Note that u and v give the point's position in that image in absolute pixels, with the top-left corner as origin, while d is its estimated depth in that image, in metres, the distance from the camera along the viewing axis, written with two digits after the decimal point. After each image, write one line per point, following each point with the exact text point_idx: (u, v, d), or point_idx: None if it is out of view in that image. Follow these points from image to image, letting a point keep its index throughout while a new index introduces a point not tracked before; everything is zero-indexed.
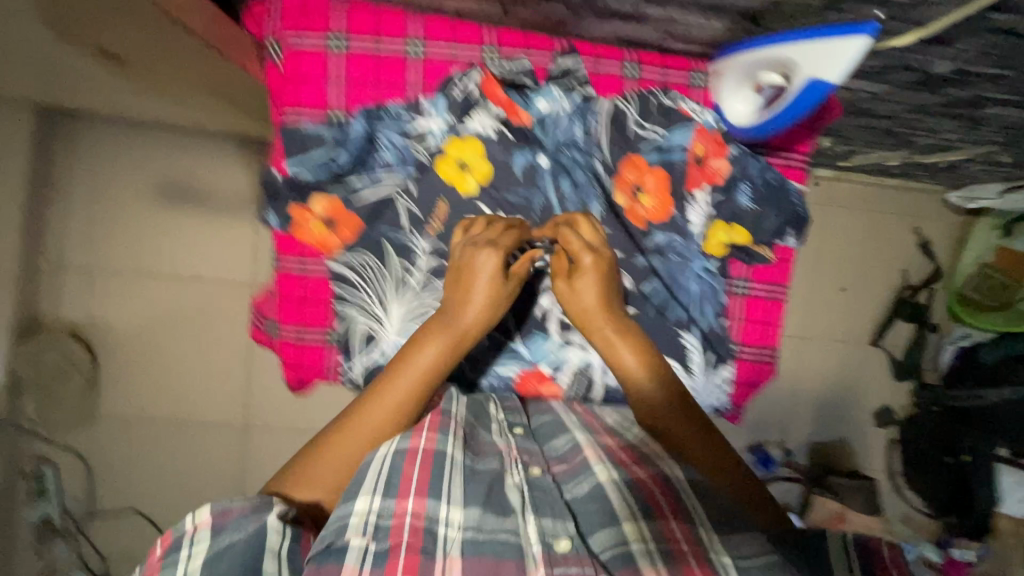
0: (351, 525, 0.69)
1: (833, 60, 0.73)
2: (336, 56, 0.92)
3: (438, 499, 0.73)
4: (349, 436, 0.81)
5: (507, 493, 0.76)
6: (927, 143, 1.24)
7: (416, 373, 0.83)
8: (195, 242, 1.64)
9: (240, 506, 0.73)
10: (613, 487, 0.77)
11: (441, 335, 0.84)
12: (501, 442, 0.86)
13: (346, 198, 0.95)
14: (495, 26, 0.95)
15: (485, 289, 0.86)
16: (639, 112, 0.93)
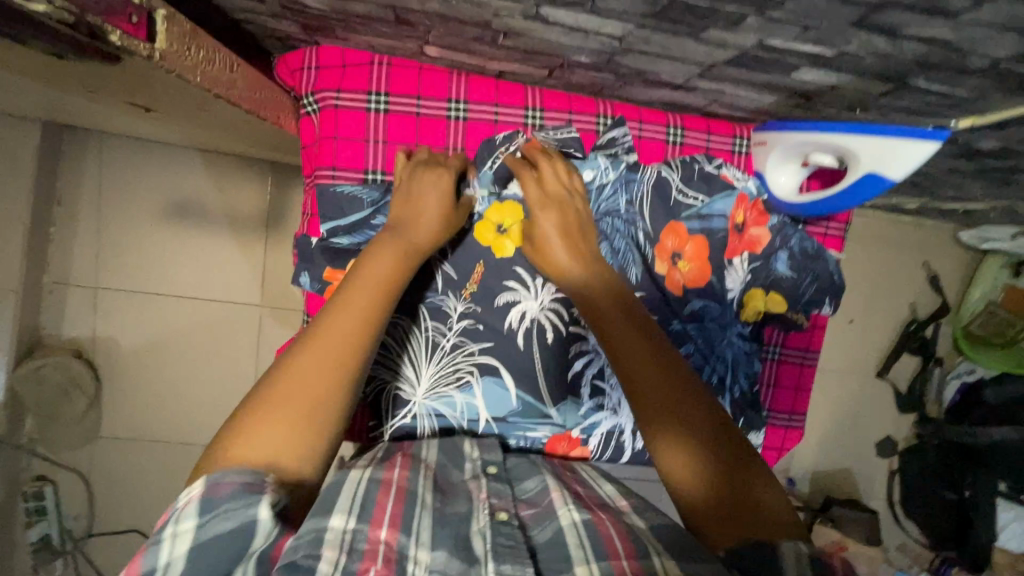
0: (324, 540, 0.46)
1: (894, 165, 0.65)
2: (375, 116, 0.76)
3: (408, 534, 0.51)
4: (298, 383, 0.54)
5: (471, 541, 0.54)
6: (953, 194, 1.23)
7: (365, 285, 0.61)
8: (201, 261, 1.57)
9: (234, 482, 0.47)
10: (575, 532, 0.54)
11: (390, 245, 0.66)
12: (472, 483, 0.64)
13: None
14: (539, 88, 0.81)
15: (440, 211, 0.71)
16: (681, 178, 0.81)
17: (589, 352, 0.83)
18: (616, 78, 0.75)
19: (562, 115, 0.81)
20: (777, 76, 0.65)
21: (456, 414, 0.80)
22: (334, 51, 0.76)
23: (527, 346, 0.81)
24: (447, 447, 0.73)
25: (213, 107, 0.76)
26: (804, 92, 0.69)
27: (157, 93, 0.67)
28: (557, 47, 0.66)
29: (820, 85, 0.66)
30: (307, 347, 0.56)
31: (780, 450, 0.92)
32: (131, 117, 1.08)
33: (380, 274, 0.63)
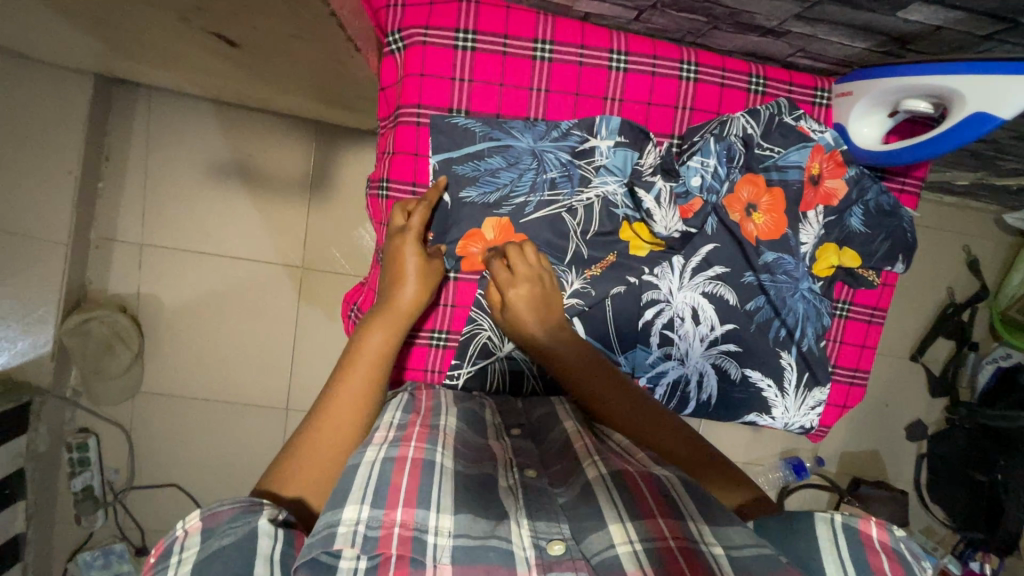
0: (337, 536, 0.47)
1: (997, 103, 0.62)
2: (461, 53, 0.76)
3: (427, 506, 0.52)
4: (317, 450, 0.59)
5: (498, 499, 0.57)
6: (1012, 165, 1.22)
7: (362, 363, 0.67)
8: (244, 223, 1.57)
9: (231, 507, 0.50)
10: (607, 487, 0.57)
11: (380, 319, 0.70)
12: (496, 447, 0.67)
13: (516, 220, 0.78)
14: (622, 32, 0.80)
15: (421, 272, 0.73)
16: (761, 131, 0.80)
17: (660, 302, 0.83)
18: (706, 21, 0.74)
19: (647, 60, 0.79)
20: (882, 15, 0.65)
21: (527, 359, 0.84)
22: None
23: (600, 292, 0.81)
24: (467, 415, 0.73)
25: (299, 46, 0.76)
26: (903, 35, 0.69)
27: (253, 19, 0.67)
28: None
29: (924, 27, 0.66)
30: (315, 423, 0.61)
31: (843, 407, 0.93)
32: (191, 67, 1.09)
33: (372, 354, 0.67)
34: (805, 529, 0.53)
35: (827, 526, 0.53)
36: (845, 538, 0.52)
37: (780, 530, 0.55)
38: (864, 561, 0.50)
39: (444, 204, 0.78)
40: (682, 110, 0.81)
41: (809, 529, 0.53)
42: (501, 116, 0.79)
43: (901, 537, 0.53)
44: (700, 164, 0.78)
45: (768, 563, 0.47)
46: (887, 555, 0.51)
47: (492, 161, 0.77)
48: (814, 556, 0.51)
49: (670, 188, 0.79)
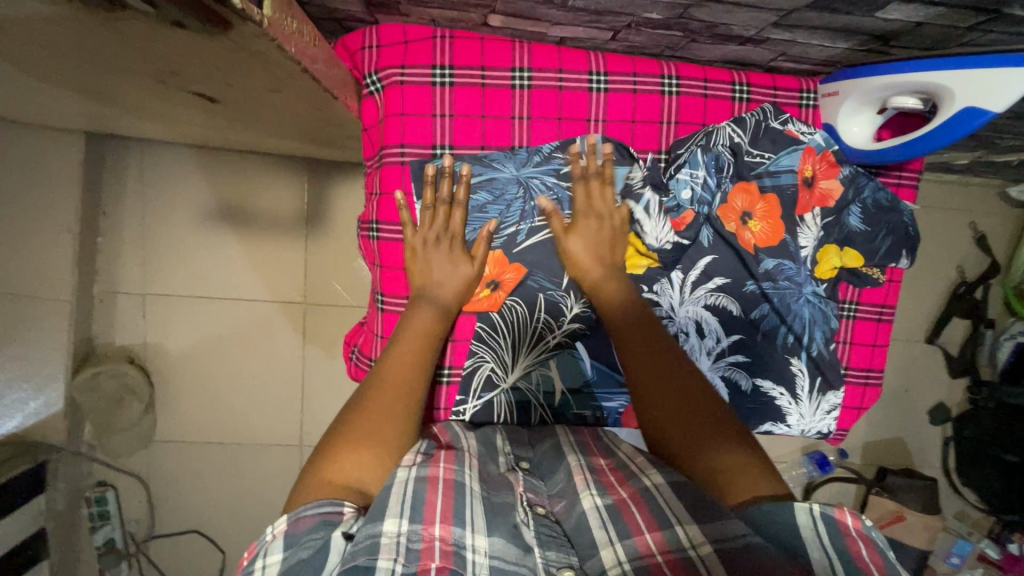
0: (380, 545, 0.46)
1: (992, 96, 0.61)
2: (439, 89, 0.75)
3: (463, 525, 0.52)
4: (372, 422, 0.60)
5: (521, 530, 0.54)
6: (1009, 143, 1.20)
7: (411, 338, 0.70)
8: (245, 264, 1.58)
9: (313, 514, 0.50)
10: (598, 516, 0.55)
11: (424, 307, 0.73)
12: (510, 478, 0.65)
13: (509, 251, 0.79)
14: (600, 52, 0.79)
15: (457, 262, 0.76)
16: (749, 138, 0.79)
17: (662, 319, 0.82)
18: (683, 35, 0.73)
19: (627, 78, 0.78)
20: (860, 16, 0.64)
21: (532, 388, 0.83)
22: (396, 29, 0.75)
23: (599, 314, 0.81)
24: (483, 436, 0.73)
25: (278, 97, 0.76)
26: (883, 34, 0.68)
27: (230, 78, 0.67)
28: (629, 5, 0.66)
29: (903, 24, 0.65)
30: (367, 399, 0.63)
31: (861, 409, 0.91)
32: (179, 120, 1.10)
33: (414, 336, 0.70)
34: (785, 521, 0.51)
35: (807, 516, 0.51)
36: (827, 527, 0.50)
37: (758, 514, 0.52)
38: (849, 552, 0.48)
39: None
40: (667, 125, 0.80)
41: (790, 521, 0.51)
42: (485, 148, 0.78)
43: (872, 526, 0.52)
44: (689, 176, 0.77)
45: (761, 553, 0.46)
46: (864, 542, 0.49)
47: (479, 197, 0.77)
48: (796, 543, 0.49)
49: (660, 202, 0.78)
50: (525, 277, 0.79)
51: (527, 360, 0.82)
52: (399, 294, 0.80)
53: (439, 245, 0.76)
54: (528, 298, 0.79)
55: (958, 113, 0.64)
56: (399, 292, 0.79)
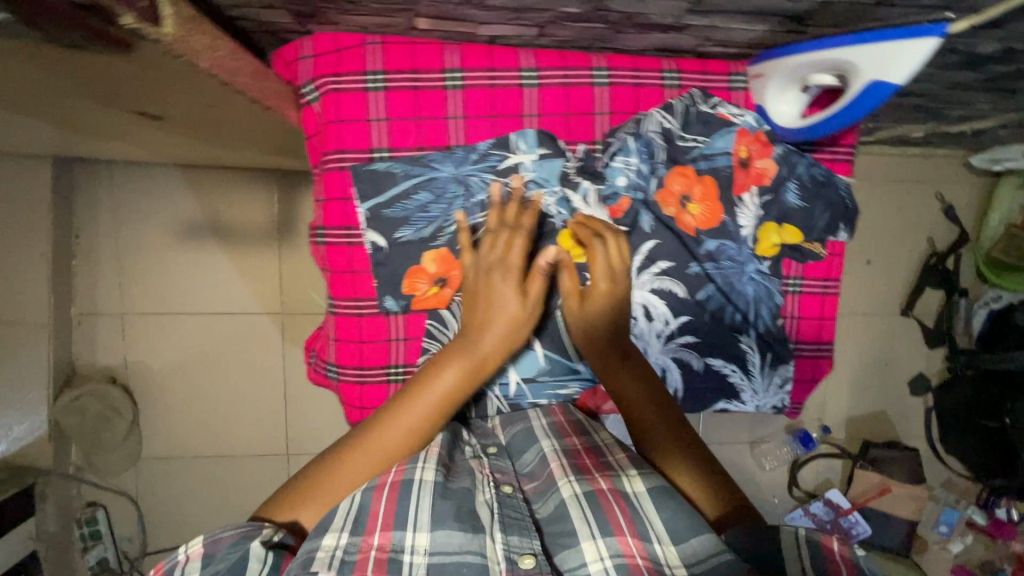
0: (315, 560, 0.52)
1: (894, 69, 0.61)
2: (373, 95, 0.77)
3: (403, 527, 0.56)
4: (355, 467, 0.62)
5: (476, 513, 0.59)
6: (958, 113, 1.21)
7: (425, 402, 0.65)
8: (218, 279, 1.59)
9: (231, 533, 0.56)
10: (577, 504, 0.60)
11: (457, 362, 0.67)
12: (473, 463, 0.69)
13: (453, 248, 0.81)
14: (532, 48, 0.80)
15: (505, 312, 0.70)
16: (680, 124, 0.81)
17: None
18: (607, 27, 0.75)
19: (558, 72, 0.80)
20: None
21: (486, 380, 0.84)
22: (327, 38, 0.77)
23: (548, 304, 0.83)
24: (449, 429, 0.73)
25: (216, 111, 0.78)
26: (795, 15, 0.69)
27: (164, 97, 0.69)
28: (546, 1, 0.67)
29: (811, 4, 0.66)
30: (363, 446, 0.63)
31: (813, 381, 0.92)
32: (135, 140, 1.11)
33: (438, 394, 0.65)
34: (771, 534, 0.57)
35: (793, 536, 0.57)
36: (810, 548, 0.56)
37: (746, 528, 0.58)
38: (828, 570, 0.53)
39: (382, 248, 0.80)
40: (602, 116, 0.81)
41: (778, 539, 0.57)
42: (422, 150, 0.79)
43: (862, 554, 0.57)
44: (623, 163, 0.80)
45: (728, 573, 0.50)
46: (847, 563, 0.55)
47: (420, 197, 0.79)
48: (778, 550, 0.55)
49: (592, 188, 0.80)
50: None
51: None
52: (348, 297, 0.81)
53: (490, 273, 0.72)
54: None
55: (864, 87, 0.65)
56: (348, 296, 0.81)
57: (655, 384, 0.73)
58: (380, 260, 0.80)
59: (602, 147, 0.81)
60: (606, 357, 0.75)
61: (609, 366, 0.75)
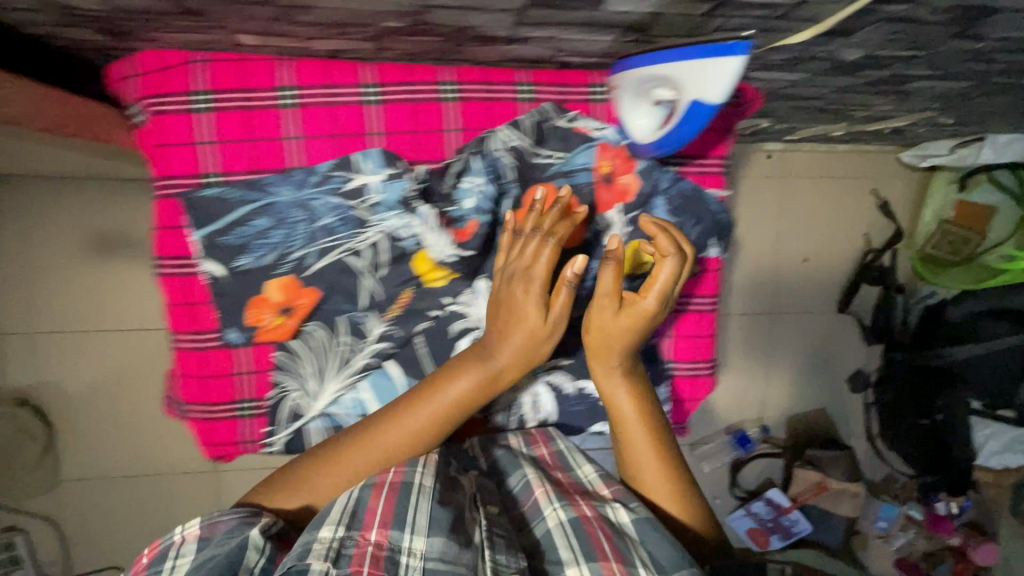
0: (311, 552, 0.55)
1: (711, 89, 0.61)
2: (201, 116, 0.73)
3: (402, 528, 0.59)
4: (361, 461, 0.69)
5: (468, 528, 0.62)
6: (865, 114, 1.18)
7: (430, 410, 0.70)
8: (64, 292, 1.35)
9: (229, 520, 0.61)
10: (562, 532, 0.63)
11: (466, 372, 0.71)
12: (461, 479, 0.71)
13: (298, 275, 0.77)
14: (375, 62, 0.76)
15: (523, 323, 0.71)
16: (531, 141, 0.77)
17: (473, 329, 0.81)
18: (444, 40, 0.70)
19: (402, 88, 0.75)
20: (591, 11, 0.61)
21: (343, 413, 0.81)
22: (152, 54, 0.72)
23: (405, 331, 0.80)
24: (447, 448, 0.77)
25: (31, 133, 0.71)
26: (633, 25, 0.65)
27: None
28: (359, 15, 0.62)
29: (642, 15, 0.62)
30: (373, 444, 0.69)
31: (693, 402, 0.90)
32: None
33: (449, 401, 0.70)
34: None
35: None
36: None
37: None
38: None
39: (221, 277, 0.75)
40: (452, 132, 0.77)
41: None
42: (257, 172, 0.75)
43: None
44: (470, 184, 0.76)
45: None
46: None
47: (258, 223, 0.75)
48: None
49: (433, 212, 0.75)
50: (321, 301, 0.78)
51: (335, 385, 0.80)
52: (188, 331, 0.77)
53: (513, 282, 0.72)
54: (326, 322, 0.79)
55: (688, 107, 0.65)
56: (186, 330, 0.77)
57: (650, 404, 0.77)
58: (218, 291, 0.76)
59: (451, 166, 0.76)
60: (611, 363, 0.74)
61: (611, 372, 0.75)
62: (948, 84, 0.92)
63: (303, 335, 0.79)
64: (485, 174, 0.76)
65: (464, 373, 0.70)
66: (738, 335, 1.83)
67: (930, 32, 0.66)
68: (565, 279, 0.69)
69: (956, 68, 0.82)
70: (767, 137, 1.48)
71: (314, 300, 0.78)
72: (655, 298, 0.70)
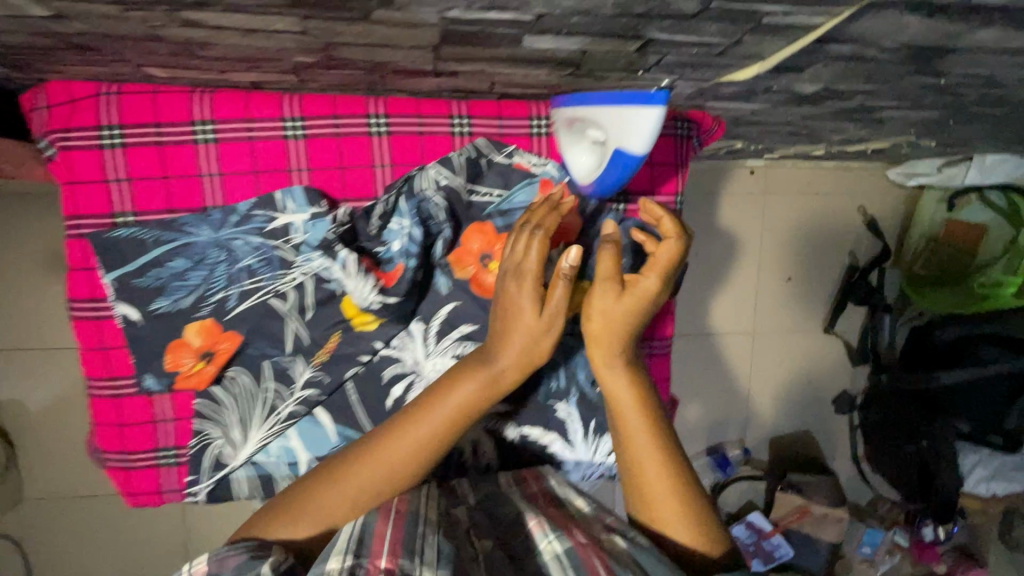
0: None
1: (632, 140, 0.58)
2: (111, 153, 0.68)
3: (410, 557, 0.53)
4: (360, 482, 0.61)
5: (469, 566, 0.56)
6: (840, 137, 1.12)
7: (432, 421, 0.62)
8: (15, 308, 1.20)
9: (236, 555, 0.54)
10: (560, 566, 0.55)
11: (472, 374, 0.63)
12: (453, 514, 0.65)
13: (220, 318, 0.72)
14: (299, 93, 0.71)
15: (526, 321, 0.62)
16: (465, 180, 0.73)
17: (408, 374, 0.76)
18: (367, 74, 0.66)
19: (327, 121, 0.71)
20: (512, 48, 0.56)
21: (272, 461, 0.77)
22: (60, 87, 0.67)
23: (335, 378, 0.75)
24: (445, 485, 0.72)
25: None
26: (565, 61, 0.60)
27: None
28: (264, 51, 0.58)
29: (570, 52, 0.57)
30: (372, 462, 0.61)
31: None
32: None
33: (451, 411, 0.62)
34: None
35: None
36: None
37: None
38: None
39: (136, 322, 0.71)
40: (382, 168, 0.73)
41: None
42: (174, 212, 0.71)
43: None
44: (397, 226, 0.72)
45: None
46: None
47: (175, 264, 0.70)
48: None
49: (353, 258, 0.70)
50: (244, 345, 0.74)
51: (261, 433, 0.76)
52: (103, 378, 0.73)
53: (506, 279, 0.63)
54: (251, 367, 0.75)
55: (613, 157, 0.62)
56: (101, 376, 0.73)
57: (653, 399, 0.67)
58: (133, 336, 0.72)
59: (378, 206, 0.72)
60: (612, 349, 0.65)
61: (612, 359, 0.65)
62: (919, 113, 0.87)
63: (226, 381, 0.75)
64: (411, 215, 0.71)
65: (466, 377, 0.62)
66: (715, 356, 1.69)
67: (886, 69, 0.61)
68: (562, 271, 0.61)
69: (924, 100, 0.77)
70: (747, 154, 1.40)
71: (236, 344, 0.73)
72: (654, 279, 0.65)
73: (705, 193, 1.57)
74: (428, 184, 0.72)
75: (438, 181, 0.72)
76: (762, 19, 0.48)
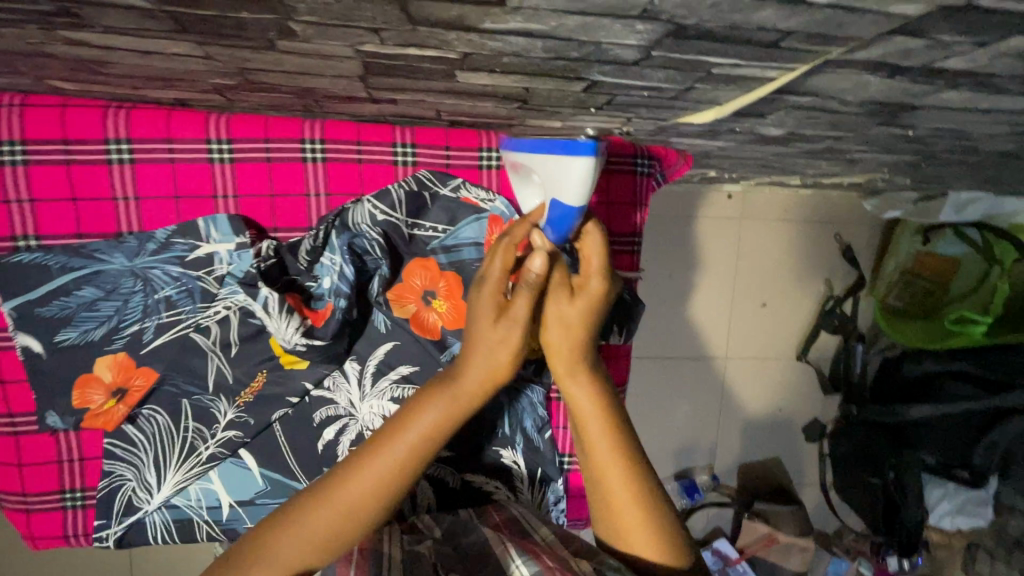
0: None
1: (566, 190, 0.54)
2: (12, 170, 0.63)
3: None
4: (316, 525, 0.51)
5: None
6: (815, 171, 1.08)
7: (394, 452, 0.53)
8: None
9: None
10: None
11: (437, 397, 0.55)
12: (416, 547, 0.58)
13: (134, 352, 0.66)
14: (227, 113, 0.66)
15: (494, 330, 0.54)
16: (406, 215, 0.68)
17: (341, 416, 0.70)
18: (297, 99, 0.61)
19: (257, 145, 0.67)
20: (448, 82, 0.51)
21: (191, 504, 0.70)
22: None
23: (260, 420, 0.69)
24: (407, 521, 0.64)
25: None
26: (509, 96, 0.55)
27: None
28: (174, 72, 0.52)
29: (512, 89, 0.52)
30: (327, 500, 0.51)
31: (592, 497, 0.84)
32: None
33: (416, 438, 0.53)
34: None
35: None
36: None
37: None
38: None
39: (38, 354, 0.65)
40: (316, 197, 0.69)
41: None
42: (83, 237, 0.65)
43: None
44: (329, 261, 0.66)
45: None
46: None
47: (84, 293, 0.64)
48: None
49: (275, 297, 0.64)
50: (160, 381, 0.67)
51: (178, 477, 0.69)
52: (1, 414, 0.68)
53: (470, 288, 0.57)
54: (169, 406, 0.68)
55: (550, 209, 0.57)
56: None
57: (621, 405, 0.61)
58: (34, 370, 0.65)
59: (310, 237, 0.66)
60: (573, 358, 0.59)
61: (572, 368, 0.59)
62: (891, 155, 0.83)
63: (139, 421, 0.68)
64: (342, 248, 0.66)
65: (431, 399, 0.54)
66: (687, 383, 1.62)
67: (851, 119, 0.58)
68: (526, 278, 0.53)
69: (895, 147, 0.74)
70: (723, 180, 1.36)
71: (152, 381, 0.67)
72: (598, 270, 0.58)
73: (677, 218, 1.52)
74: (365, 218, 0.66)
75: (373, 215, 0.66)
76: (711, 69, 0.44)
